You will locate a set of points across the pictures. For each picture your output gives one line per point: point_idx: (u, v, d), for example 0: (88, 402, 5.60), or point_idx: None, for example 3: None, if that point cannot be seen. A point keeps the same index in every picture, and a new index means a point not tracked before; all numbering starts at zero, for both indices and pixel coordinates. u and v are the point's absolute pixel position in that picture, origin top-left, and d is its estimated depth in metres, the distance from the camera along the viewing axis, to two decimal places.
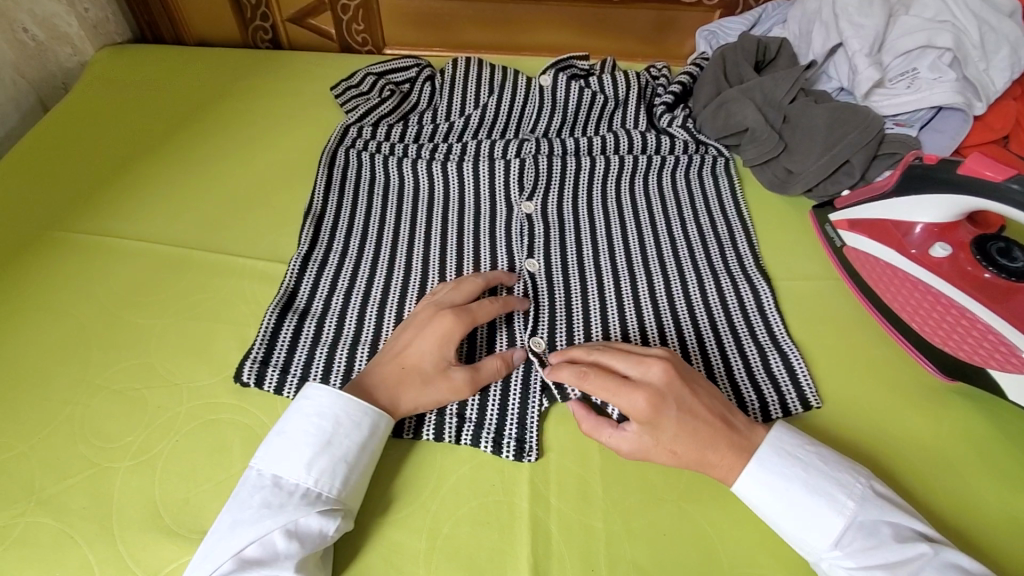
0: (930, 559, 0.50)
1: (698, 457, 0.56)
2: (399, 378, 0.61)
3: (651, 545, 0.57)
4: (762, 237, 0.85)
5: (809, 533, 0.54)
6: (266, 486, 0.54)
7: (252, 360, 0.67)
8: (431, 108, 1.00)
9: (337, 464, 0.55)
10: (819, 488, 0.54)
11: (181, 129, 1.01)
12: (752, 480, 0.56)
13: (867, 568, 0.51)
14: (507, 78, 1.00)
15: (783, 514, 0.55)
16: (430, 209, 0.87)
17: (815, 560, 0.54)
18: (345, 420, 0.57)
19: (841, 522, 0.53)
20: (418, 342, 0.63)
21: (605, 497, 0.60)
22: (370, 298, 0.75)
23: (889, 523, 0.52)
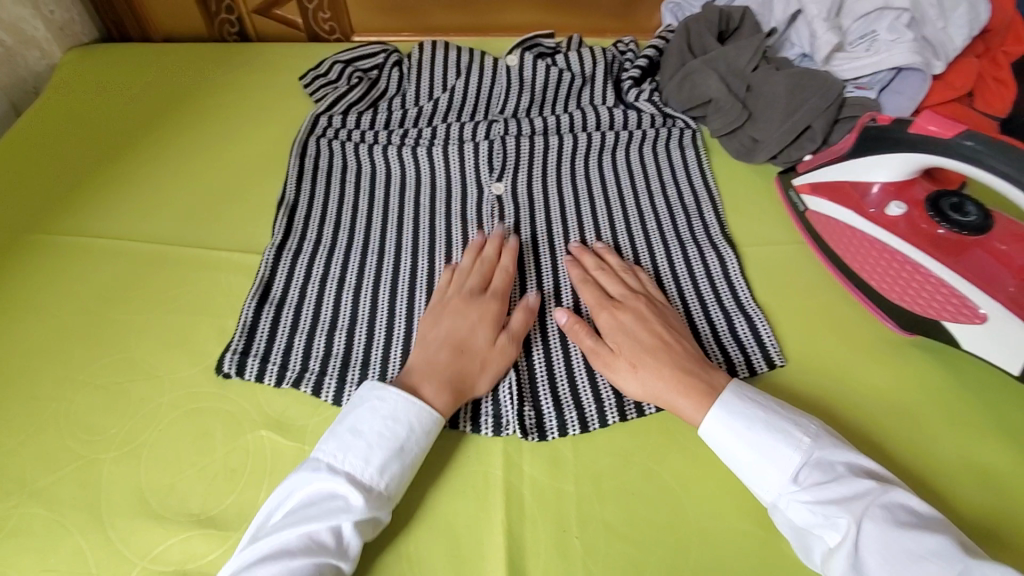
0: (888, 494, 0.51)
1: (672, 347, 0.64)
2: (458, 357, 0.65)
3: (622, 506, 0.59)
4: (728, 205, 0.86)
5: (768, 468, 0.56)
6: (339, 484, 0.55)
7: (231, 352, 0.69)
8: (399, 94, 1.00)
9: (403, 467, 0.58)
10: (779, 427, 0.57)
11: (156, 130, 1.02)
12: (717, 413, 0.59)
13: (823, 502, 0.52)
14: (473, 61, 1.01)
15: (746, 448, 0.57)
16: (402, 195, 0.88)
17: (774, 500, 0.55)
18: (417, 427, 0.59)
19: (796, 456, 0.55)
20: (465, 324, 0.67)
21: (576, 462, 0.62)
22: (343, 285, 0.76)
23: (846, 463, 0.54)
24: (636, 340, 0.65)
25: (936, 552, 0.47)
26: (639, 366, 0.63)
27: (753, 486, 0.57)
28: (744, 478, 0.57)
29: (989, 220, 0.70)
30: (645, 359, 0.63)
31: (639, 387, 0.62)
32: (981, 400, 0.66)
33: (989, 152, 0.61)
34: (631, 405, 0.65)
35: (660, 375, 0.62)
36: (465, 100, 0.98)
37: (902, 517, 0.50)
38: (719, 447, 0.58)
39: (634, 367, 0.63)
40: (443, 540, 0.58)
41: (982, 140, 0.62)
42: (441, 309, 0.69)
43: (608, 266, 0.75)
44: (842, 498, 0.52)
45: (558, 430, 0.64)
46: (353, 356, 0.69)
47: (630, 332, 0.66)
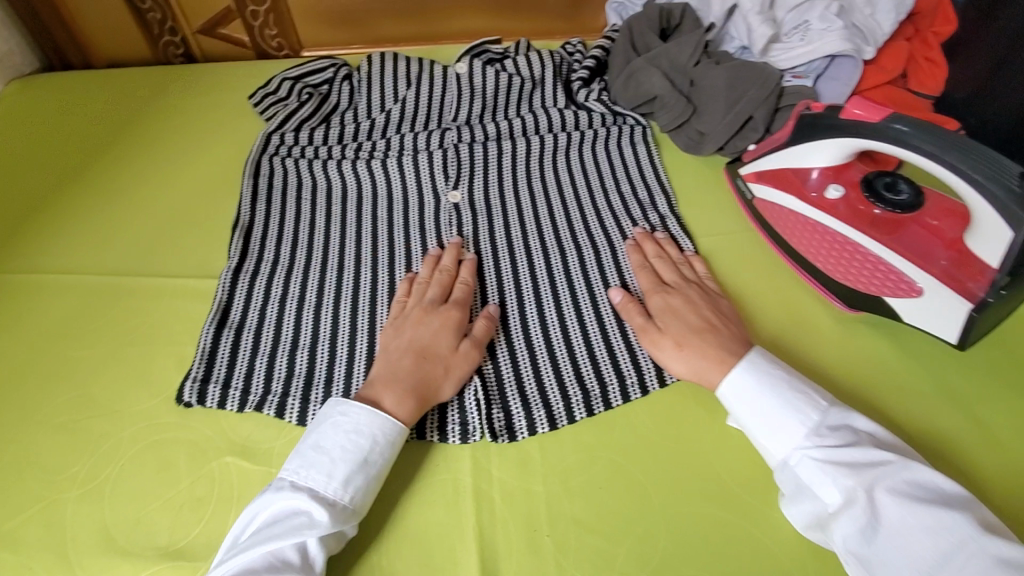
0: (901, 462, 0.53)
1: (718, 328, 0.66)
2: (422, 365, 0.65)
3: (590, 502, 0.60)
4: (680, 198, 0.88)
5: (782, 429, 0.58)
6: (301, 499, 0.55)
7: (191, 380, 0.68)
8: (352, 108, 1.00)
9: (370, 480, 0.58)
10: (800, 389, 0.60)
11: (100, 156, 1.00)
12: (742, 372, 0.61)
13: (832, 456, 0.54)
14: (422, 70, 1.01)
15: (770, 410, 0.59)
16: (358, 209, 0.88)
17: (784, 458, 0.57)
18: (380, 438, 0.59)
19: (813, 415, 0.57)
20: (428, 331, 0.68)
21: (544, 462, 0.63)
22: (302, 303, 0.76)
23: (860, 431, 0.56)
24: (685, 321, 0.67)
25: (945, 515, 0.48)
26: (684, 344, 0.65)
27: (765, 447, 0.59)
28: (758, 438, 0.59)
29: (920, 197, 0.74)
30: (692, 337, 0.65)
31: (684, 364, 0.65)
32: (925, 369, 0.69)
33: (915, 134, 0.65)
34: (597, 401, 0.67)
35: (707, 354, 0.64)
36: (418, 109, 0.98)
37: (912, 483, 0.51)
38: (737, 407, 0.61)
39: (680, 346, 0.65)
40: (416, 550, 0.58)
41: (911, 123, 0.65)
42: (404, 319, 0.70)
43: (668, 256, 0.77)
44: (853, 455, 0.54)
45: (526, 430, 0.65)
46: (317, 373, 0.69)
47: (683, 314, 0.68)
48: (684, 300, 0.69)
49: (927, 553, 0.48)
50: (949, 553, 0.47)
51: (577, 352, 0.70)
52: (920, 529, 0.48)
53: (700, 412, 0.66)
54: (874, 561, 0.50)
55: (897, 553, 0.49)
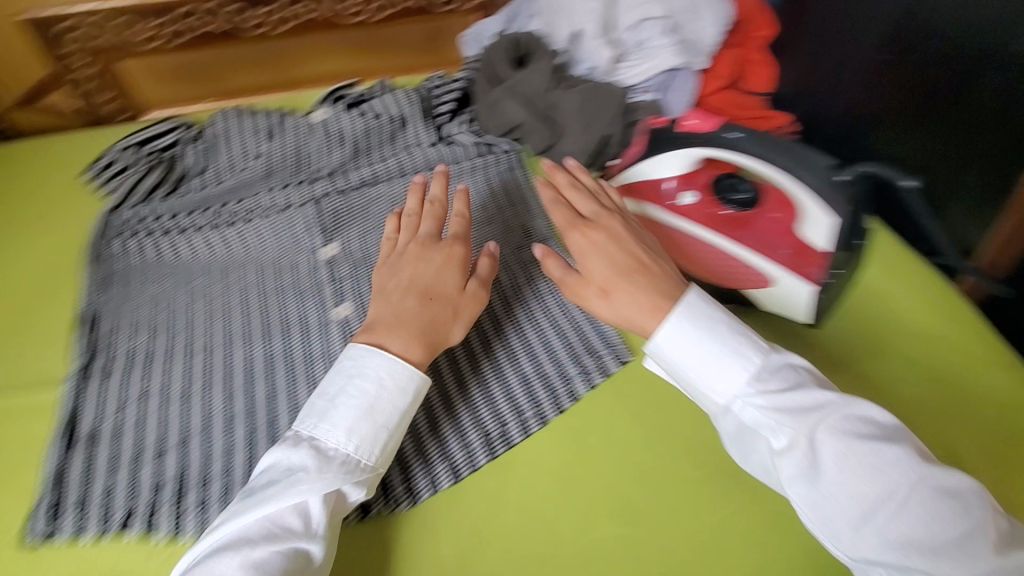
0: (849, 405, 0.51)
1: (643, 266, 0.63)
2: (430, 300, 0.64)
3: (502, 550, 0.60)
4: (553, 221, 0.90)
5: (724, 377, 0.55)
6: (303, 451, 0.55)
7: (40, 510, 0.61)
8: (196, 173, 0.92)
9: (376, 433, 0.56)
10: (737, 332, 0.57)
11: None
12: (679, 319, 0.58)
13: (775, 402, 0.52)
14: (270, 120, 0.95)
15: (712, 356, 0.56)
16: (216, 282, 0.81)
17: (727, 404, 0.55)
18: (389, 385, 0.58)
19: (755, 360, 0.55)
20: (432, 267, 0.67)
21: (448, 518, 0.62)
22: (157, 402, 0.69)
23: (800, 367, 0.55)
24: (608, 263, 0.64)
25: (895, 459, 0.48)
26: (612, 289, 0.62)
27: (707, 396, 0.57)
28: (699, 388, 0.57)
29: (762, 194, 0.79)
30: (619, 281, 0.62)
31: (612, 312, 0.62)
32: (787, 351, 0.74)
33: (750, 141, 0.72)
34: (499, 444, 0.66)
35: (636, 293, 0.61)
36: (274, 162, 0.92)
37: (862, 425, 0.50)
38: (676, 361, 0.58)
39: (612, 286, 0.62)
40: None
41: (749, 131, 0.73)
42: (399, 259, 0.68)
43: (580, 184, 0.73)
44: (797, 404, 0.51)
45: (428, 490, 0.63)
46: (179, 479, 0.62)
47: (608, 249, 0.64)
48: (599, 243, 0.65)
49: (892, 496, 0.47)
50: (905, 497, 0.47)
51: (470, 397, 0.69)
52: (877, 470, 0.48)
53: (603, 434, 0.67)
54: (826, 508, 0.49)
55: (848, 498, 0.48)
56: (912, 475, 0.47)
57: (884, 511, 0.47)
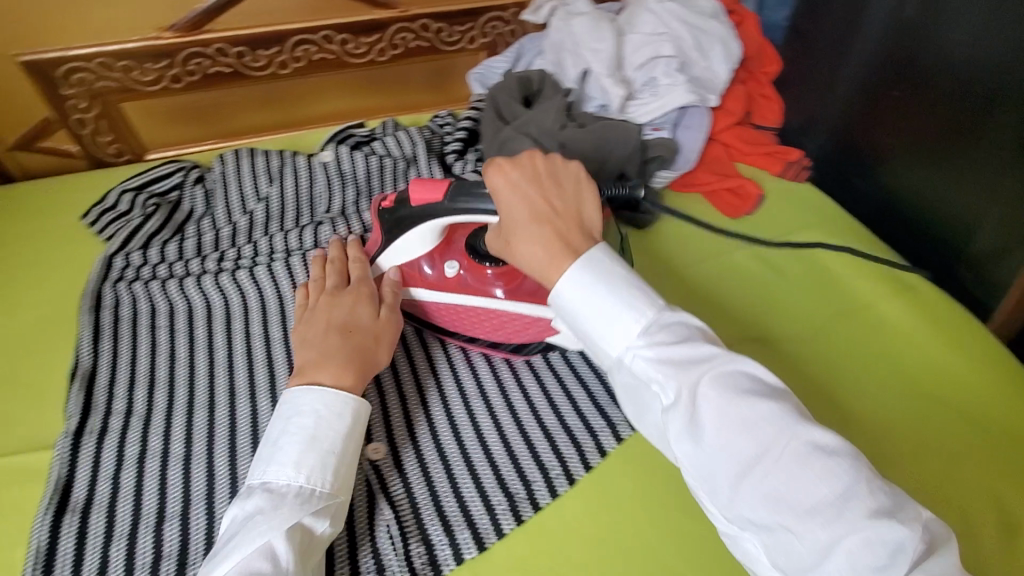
0: (733, 359, 0.37)
1: (556, 206, 0.44)
2: (349, 337, 0.48)
3: (612, 554, 0.44)
4: (843, 214, 0.72)
5: (613, 330, 0.40)
6: (249, 501, 0.39)
7: (187, 302, 0.58)
8: (352, 136, 0.73)
9: (326, 458, 0.41)
10: (633, 282, 0.41)
11: (20, 177, 0.76)
12: (578, 272, 0.41)
13: (669, 367, 0.37)
14: (365, 135, 0.73)
15: (605, 302, 0.40)
16: (252, 271, 0.60)
17: (618, 359, 0.40)
18: (326, 411, 0.43)
19: (643, 316, 0.39)
20: (336, 314, 0.50)
21: (593, 495, 0.47)
22: (159, 379, 0.52)
23: (695, 324, 0.40)
24: (527, 181, 0.44)
25: (770, 424, 0.34)
26: (519, 244, 0.44)
27: (600, 350, 0.41)
28: (587, 329, 0.41)
29: None
30: (527, 231, 0.43)
31: (534, 259, 0.43)
32: None
33: None
34: None
35: (540, 242, 0.43)
36: (368, 164, 0.69)
37: (747, 384, 0.36)
38: (576, 302, 0.41)
39: (529, 224, 0.43)
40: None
41: None
42: (309, 313, 0.51)
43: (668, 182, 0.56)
44: (680, 364, 0.37)
45: (581, 470, 0.48)
46: (169, 526, 0.43)
47: (535, 188, 0.44)
48: (526, 175, 0.45)
49: (794, 496, 0.33)
50: (784, 462, 0.33)
51: None
52: (794, 469, 0.33)
53: None
54: (713, 477, 0.35)
55: (725, 461, 0.35)
56: (785, 430, 0.34)
57: (776, 495, 0.33)
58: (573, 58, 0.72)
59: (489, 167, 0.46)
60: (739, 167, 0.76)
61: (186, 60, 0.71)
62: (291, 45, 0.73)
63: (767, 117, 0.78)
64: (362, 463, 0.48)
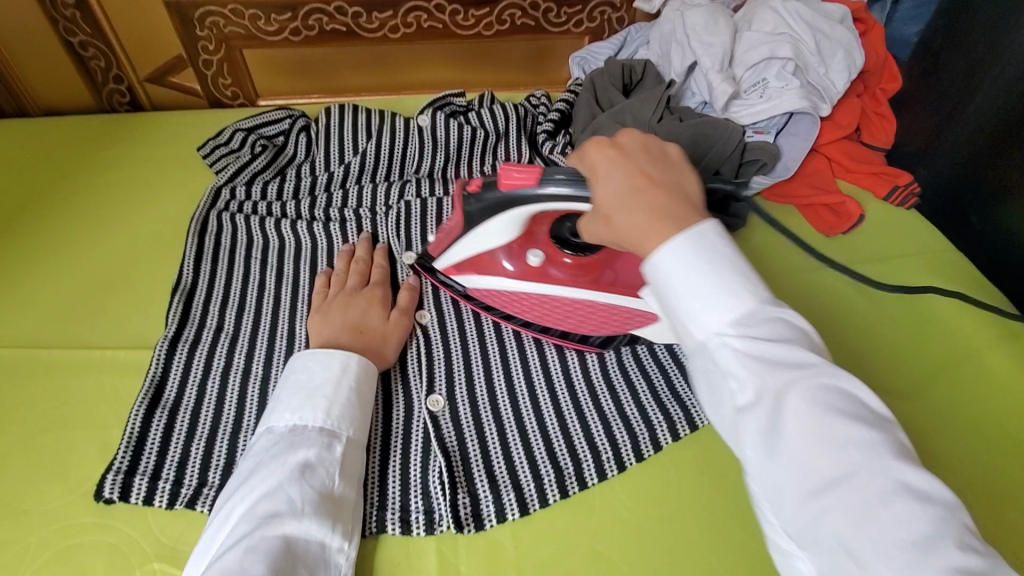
0: (830, 370, 0.31)
1: (658, 176, 0.36)
2: (360, 336, 0.51)
3: (650, 545, 0.44)
4: (950, 249, 0.67)
5: (700, 314, 0.33)
6: (258, 447, 0.42)
7: (279, 239, 0.62)
8: (449, 105, 0.74)
9: (316, 402, 0.43)
10: (736, 266, 0.33)
11: (149, 108, 0.83)
12: (677, 246, 0.34)
13: (761, 368, 0.31)
14: (462, 106, 0.74)
15: (696, 285, 0.33)
16: (339, 219, 0.63)
17: (701, 345, 0.34)
18: (315, 365, 0.46)
19: (742, 305, 0.33)
20: (350, 312, 0.52)
21: (641, 488, 0.47)
22: (248, 305, 0.56)
23: (802, 325, 0.33)
24: (621, 154, 0.38)
25: (861, 450, 0.29)
26: (616, 213, 0.36)
27: (679, 328, 0.35)
28: (675, 309, 0.34)
29: None
30: (626, 200, 0.36)
31: (632, 230, 0.35)
32: None
33: None
34: None
35: (636, 212, 0.35)
36: (461, 134, 0.70)
37: (842, 402, 0.30)
38: (665, 278, 0.34)
39: (625, 191, 0.36)
40: (444, 545, 0.44)
41: None
42: (326, 307, 0.53)
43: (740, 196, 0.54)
44: (772, 365, 0.31)
45: (632, 459, 0.48)
46: (243, 436, 0.47)
47: (632, 158, 0.37)
48: (623, 148, 0.38)
49: (873, 538, 0.27)
50: (863, 494, 0.28)
51: None
52: (879, 506, 0.28)
53: None
54: (779, 489, 0.30)
55: (797, 476, 0.29)
56: (879, 462, 0.28)
57: (852, 530, 0.28)
58: (683, 51, 0.70)
59: (582, 146, 0.40)
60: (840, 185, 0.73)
61: (307, 15, 0.75)
62: (404, 12, 0.76)
63: (879, 137, 0.74)
64: (421, 412, 0.50)
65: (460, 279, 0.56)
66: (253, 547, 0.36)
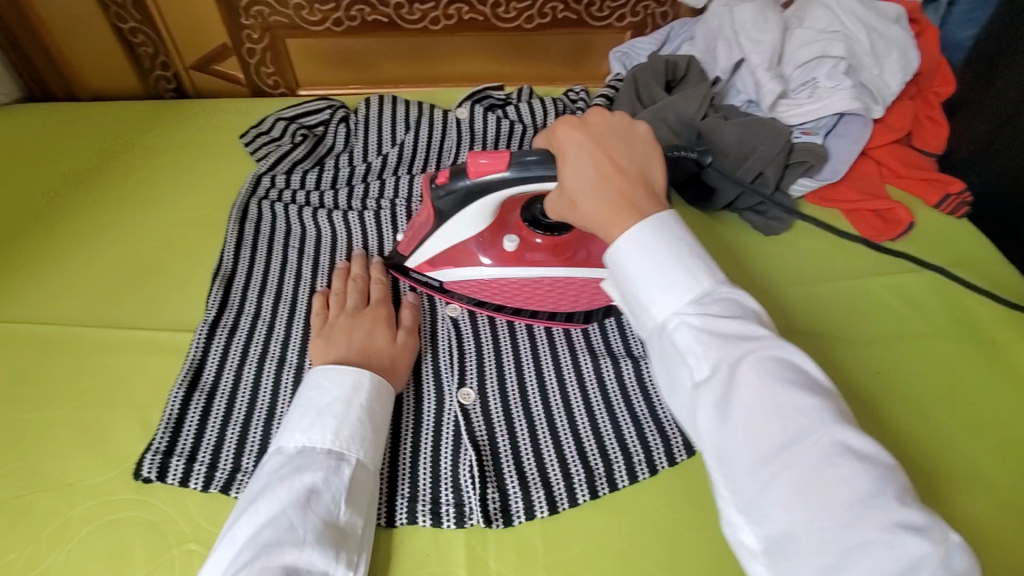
0: (781, 345, 0.33)
1: (619, 162, 0.40)
2: (369, 359, 0.47)
3: (681, 553, 0.43)
4: (1005, 260, 0.64)
5: (658, 294, 0.36)
6: (266, 470, 0.39)
7: (315, 227, 0.62)
8: (488, 99, 0.73)
9: (327, 422, 0.41)
10: (689, 250, 0.36)
11: (193, 95, 0.85)
12: (637, 228, 0.37)
13: (711, 342, 0.33)
14: (501, 99, 0.73)
15: (655, 265, 0.36)
16: (376, 210, 0.63)
17: (659, 323, 0.36)
18: (327, 382, 0.43)
19: (692, 286, 0.35)
20: (354, 335, 0.49)
21: (672, 494, 0.46)
22: (284, 293, 0.56)
23: (753, 307, 0.35)
24: (590, 140, 0.41)
25: (804, 416, 0.30)
26: (578, 196, 0.40)
27: (641, 313, 0.37)
28: (636, 289, 0.36)
29: None
30: (587, 186, 0.40)
31: (592, 213, 0.40)
32: None
33: None
34: None
35: (602, 197, 0.39)
36: (498, 128, 0.69)
37: (792, 373, 0.32)
38: (627, 262, 0.37)
39: (594, 177, 0.40)
40: (470, 540, 0.43)
41: None
42: (326, 332, 0.49)
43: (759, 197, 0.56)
44: (721, 337, 0.33)
45: (665, 463, 0.47)
46: (277, 422, 0.47)
47: (598, 144, 0.41)
48: (590, 134, 0.42)
49: (814, 498, 0.29)
50: (807, 457, 0.29)
51: None
52: (817, 469, 0.29)
53: None
54: (733, 459, 0.31)
55: (747, 445, 0.31)
56: (818, 426, 0.30)
57: (799, 494, 0.29)
58: (729, 47, 0.68)
59: (555, 130, 0.43)
60: (888, 190, 0.70)
61: (350, 6, 0.75)
62: (446, 3, 0.76)
63: (930, 142, 0.70)
64: (453, 404, 0.49)
65: (432, 273, 0.55)
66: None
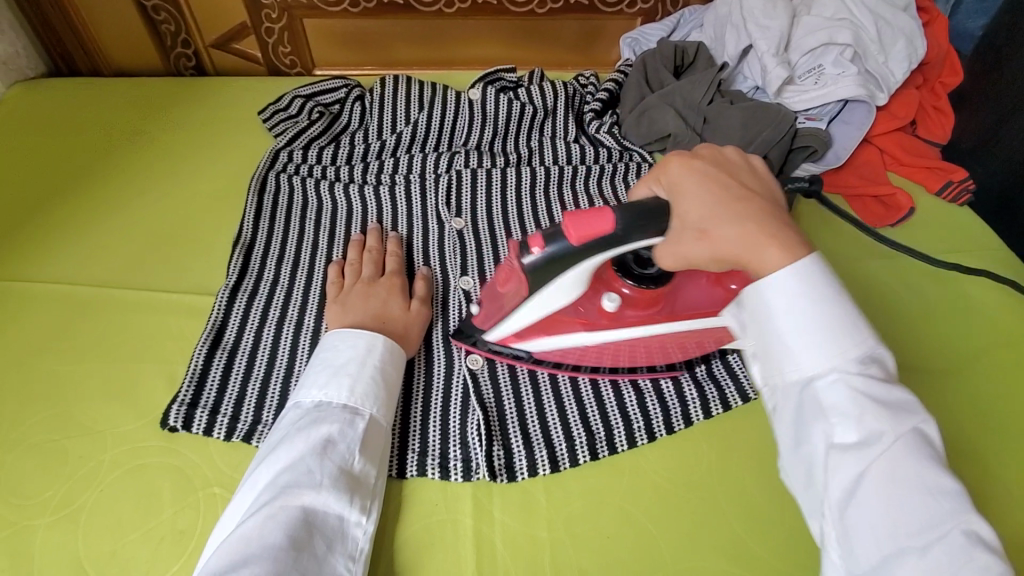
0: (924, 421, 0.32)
1: (754, 193, 0.38)
2: (385, 324, 0.49)
3: (676, 513, 0.45)
4: (1001, 249, 0.65)
5: (811, 348, 0.33)
6: (285, 422, 0.42)
7: (331, 201, 0.64)
8: (500, 80, 0.74)
9: (341, 379, 0.43)
10: (849, 308, 0.34)
11: (212, 73, 0.87)
12: (789, 267, 0.35)
13: (867, 407, 0.32)
14: (513, 81, 0.75)
15: (810, 319, 0.34)
16: (391, 186, 0.65)
17: (806, 380, 0.34)
18: (342, 344, 0.45)
19: (852, 344, 0.33)
20: (371, 303, 0.51)
21: (670, 460, 0.48)
22: (301, 262, 0.59)
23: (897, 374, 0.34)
24: (709, 172, 0.39)
25: (948, 499, 0.30)
26: (715, 223, 0.37)
27: (780, 360, 0.35)
28: (782, 340, 0.34)
29: None
30: (722, 210, 0.37)
31: (736, 238, 0.36)
32: None
33: None
34: None
35: (743, 223, 0.36)
36: (510, 109, 0.71)
37: (934, 453, 0.31)
38: (776, 307, 0.35)
39: (727, 204, 0.37)
40: (475, 496, 0.46)
41: None
42: (344, 298, 0.52)
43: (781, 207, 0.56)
44: (877, 405, 0.32)
45: (663, 430, 0.49)
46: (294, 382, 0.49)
47: (720, 175, 0.39)
48: (708, 166, 0.39)
49: None
50: (947, 543, 0.29)
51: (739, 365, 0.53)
52: (952, 555, 0.29)
53: None
54: (863, 532, 0.30)
55: (884, 522, 0.30)
56: (954, 511, 0.30)
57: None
58: (738, 34, 0.70)
59: (661, 166, 0.41)
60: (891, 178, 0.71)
61: None
62: None
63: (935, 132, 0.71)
64: (462, 369, 0.51)
65: (522, 345, 0.49)
66: (272, 515, 0.36)
